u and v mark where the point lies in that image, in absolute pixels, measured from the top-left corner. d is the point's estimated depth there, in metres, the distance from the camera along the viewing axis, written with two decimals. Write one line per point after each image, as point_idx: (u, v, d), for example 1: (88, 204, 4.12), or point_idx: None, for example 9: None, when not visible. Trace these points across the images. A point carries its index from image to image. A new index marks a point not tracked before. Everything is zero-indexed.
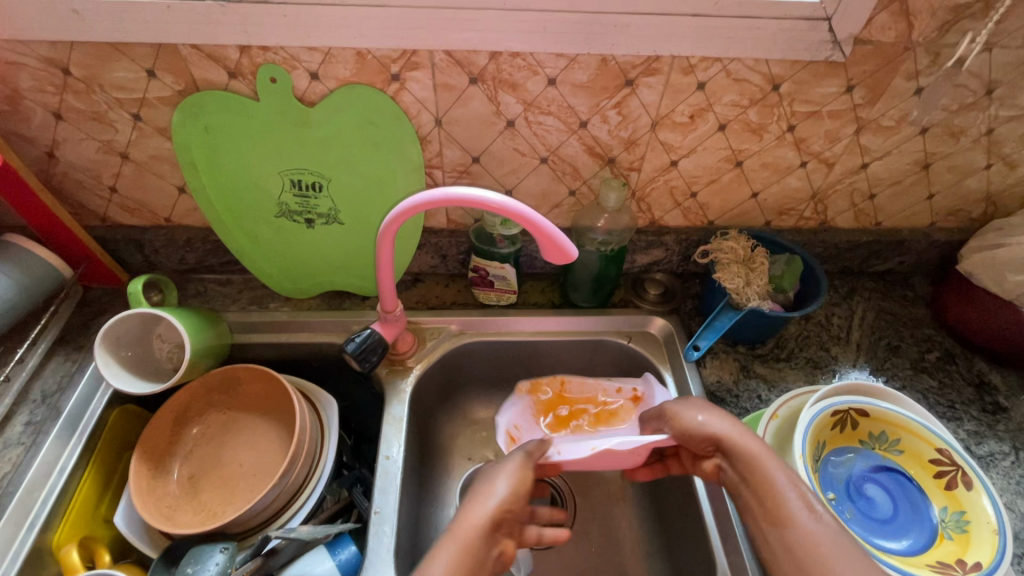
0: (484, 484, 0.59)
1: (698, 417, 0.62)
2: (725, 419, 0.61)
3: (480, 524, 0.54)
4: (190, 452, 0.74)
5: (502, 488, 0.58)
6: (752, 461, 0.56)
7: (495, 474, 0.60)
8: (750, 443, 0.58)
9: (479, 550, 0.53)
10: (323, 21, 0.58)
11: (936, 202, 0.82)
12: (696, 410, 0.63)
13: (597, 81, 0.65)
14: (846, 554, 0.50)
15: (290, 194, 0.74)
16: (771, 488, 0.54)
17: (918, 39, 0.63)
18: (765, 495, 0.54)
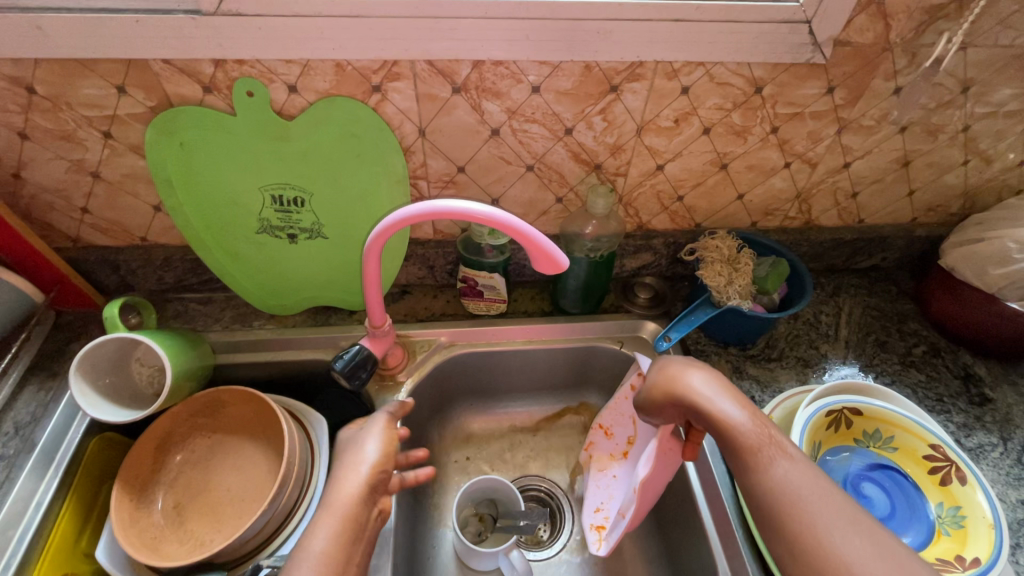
0: (354, 447, 0.58)
1: (655, 381, 0.60)
2: (680, 372, 0.59)
3: (358, 490, 0.54)
4: (175, 479, 0.72)
5: (371, 452, 0.58)
6: (713, 414, 0.55)
7: (364, 435, 0.60)
8: (708, 392, 0.56)
9: (359, 516, 0.53)
10: (300, 33, 0.56)
11: (916, 198, 0.83)
12: (653, 375, 0.61)
13: (581, 88, 0.64)
14: (819, 491, 0.49)
15: (271, 209, 0.72)
16: (738, 442, 0.53)
17: (895, 40, 0.63)
18: (734, 447, 0.53)
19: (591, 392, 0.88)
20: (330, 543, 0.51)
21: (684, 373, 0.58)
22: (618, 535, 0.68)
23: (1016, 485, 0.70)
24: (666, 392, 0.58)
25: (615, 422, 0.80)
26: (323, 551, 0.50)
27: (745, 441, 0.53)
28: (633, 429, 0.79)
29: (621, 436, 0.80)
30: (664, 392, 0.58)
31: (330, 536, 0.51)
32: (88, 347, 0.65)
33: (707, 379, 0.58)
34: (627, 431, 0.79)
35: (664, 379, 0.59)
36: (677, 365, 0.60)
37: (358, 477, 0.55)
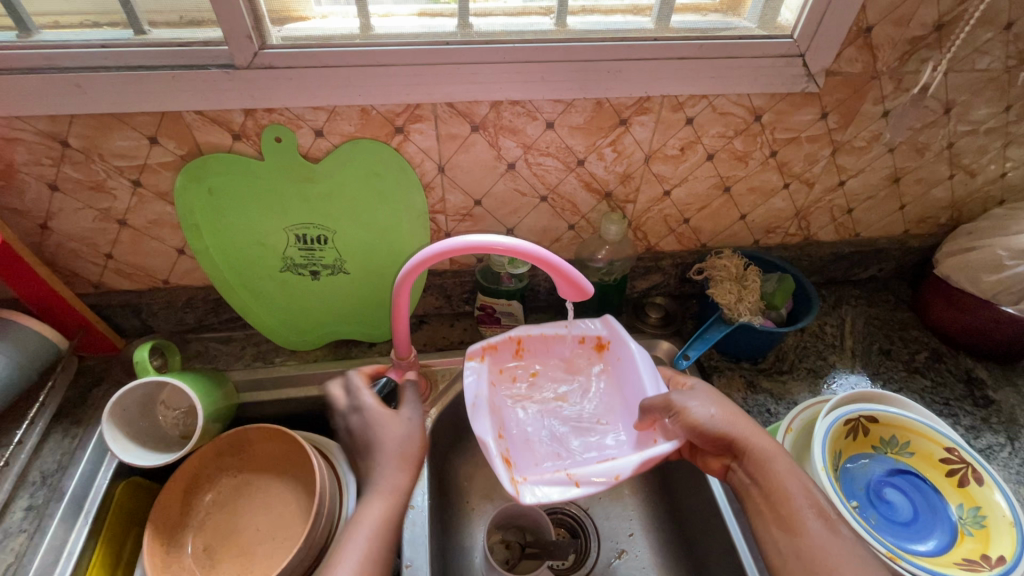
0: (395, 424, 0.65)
1: (710, 412, 0.61)
2: (741, 418, 0.62)
3: (405, 466, 0.61)
4: (203, 521, 0.71)
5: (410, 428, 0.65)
6: (766, 463, 0.59)
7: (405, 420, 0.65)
8: (762, 444, 0.60)
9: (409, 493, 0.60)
10: (327, 83, 0.59)
11: (907, 212, 0.87)
12: (708, 405, 0.62)
13: (593, 122, 0.68)
14: (855, 555, 0.52)
15: (294, 248, 0.74)
16: (785, 494, 0.57)
17: (882, 68, 0.68)
18: (779, 499, 0.57)
19: None
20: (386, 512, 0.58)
21: (742, 420, 0.62)
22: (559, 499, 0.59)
23: None
24: (718, 426, 0.61)
25: (533, 352, 0.73)
26: (380, 519, 0.57)
27: (792, 498, 0.56)
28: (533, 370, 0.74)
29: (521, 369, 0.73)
30: (715, 424, 0.61)
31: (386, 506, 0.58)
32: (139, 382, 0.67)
33: (758, 433, 0.61)
34: (529, 365, 0.74)
35: (715, 413, 0.61)
36: (734, 412, 0.63)
37: (409, 454, 0.62)
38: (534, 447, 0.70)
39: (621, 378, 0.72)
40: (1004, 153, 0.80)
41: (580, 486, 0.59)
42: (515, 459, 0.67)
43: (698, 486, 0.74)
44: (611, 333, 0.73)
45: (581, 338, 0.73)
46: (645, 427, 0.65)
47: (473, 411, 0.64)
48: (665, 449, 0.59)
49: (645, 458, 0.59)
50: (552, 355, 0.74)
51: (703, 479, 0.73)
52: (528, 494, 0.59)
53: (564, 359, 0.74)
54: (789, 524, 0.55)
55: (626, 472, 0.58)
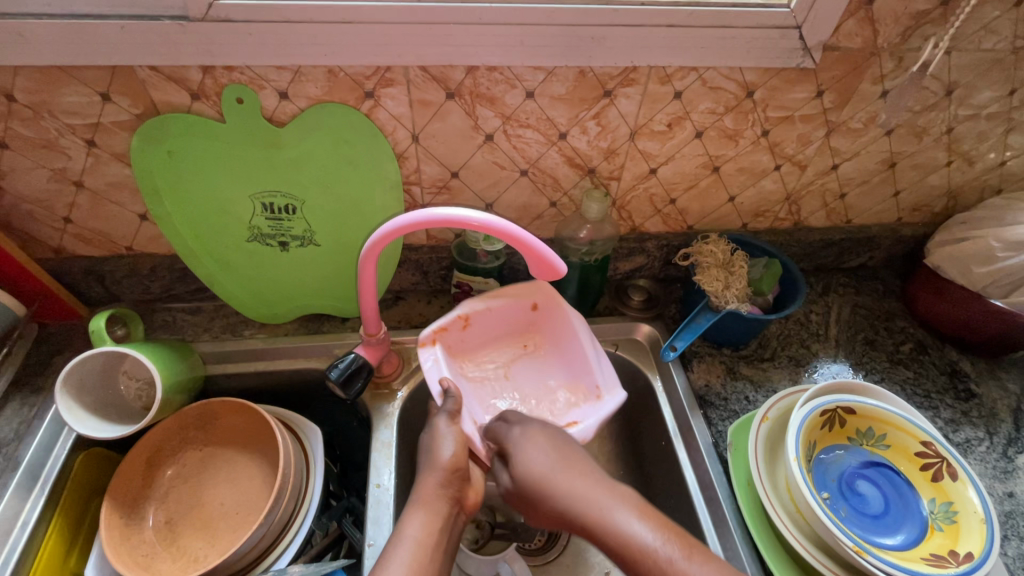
0: (429, 451, 0.61)
1: (522, 465, 0.58)
2: (554, 472, 0.56)
3: (441, 485, 0.59)
4: (166, 494, 0.70)
5: (447, 453, 0.61)
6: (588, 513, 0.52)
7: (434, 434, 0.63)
8: (584, 489, 0.54)
9: (447, 503, 0.58)
10: (290, 39, 0.55)
11: (901, 198, 0.85)
12: (523, 455, 0.59)
13: (576, 93, 0.64)
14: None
15: (262, 217, 0.71)
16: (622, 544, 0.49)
17: (883, 44, 0.64)
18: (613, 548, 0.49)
19: None
20: (424, 527, 0.55)
21: (570, 478, 0.56)
22: None
23: (1002, 478, 0.71)
24: (542, 492, 0.56)
25: (474, 325, 0.74)
26: (416, 537, 0.54)
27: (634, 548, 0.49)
28: (483, 341, 0.75)
29: (472, 344, 0.75)
30: (541, 487, 0.56)
31: (424, 523, 0.55)
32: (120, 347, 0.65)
33: (569, 483, 0.55)
34: (467, 335, 0.74)
35: (535, 466, 0.57)
36: (563, 454, 0.58)
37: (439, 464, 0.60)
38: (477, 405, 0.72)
39: (554, 334, 0.76)
40: (1004, 140, 0.78)
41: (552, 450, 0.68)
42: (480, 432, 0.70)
43: (672, 472, 0.73)
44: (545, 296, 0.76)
45: (519, 304, 0.75)
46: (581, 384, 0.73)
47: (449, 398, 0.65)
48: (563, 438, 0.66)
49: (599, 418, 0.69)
50: (497, 324, 0.75)
51: (678, 466, 0.72)
52: None
53: (505, 325, 0.76)
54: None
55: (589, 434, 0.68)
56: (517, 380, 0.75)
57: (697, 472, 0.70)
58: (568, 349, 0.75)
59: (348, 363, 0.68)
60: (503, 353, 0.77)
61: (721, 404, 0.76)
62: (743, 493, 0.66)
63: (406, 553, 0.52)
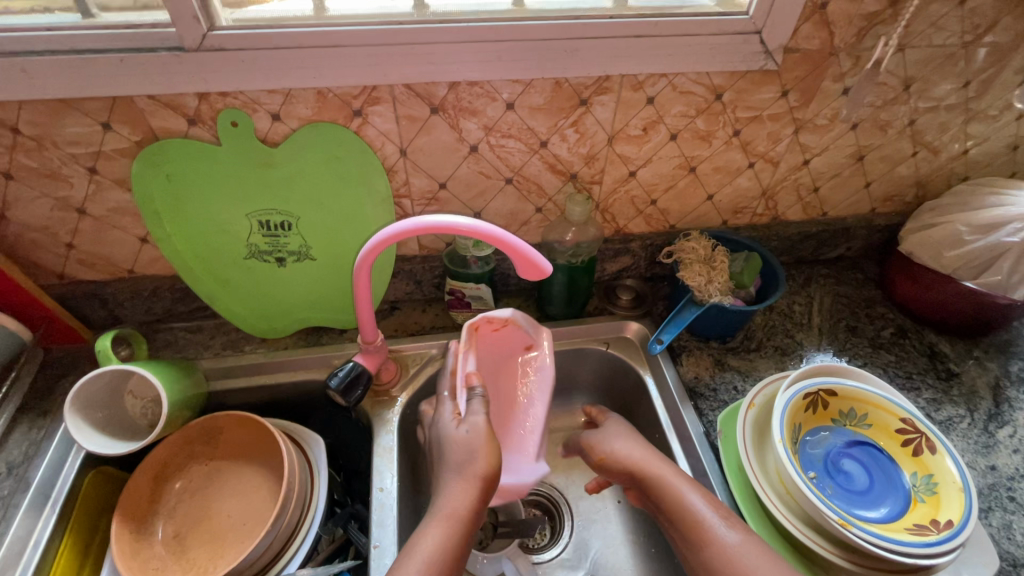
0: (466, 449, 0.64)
1: (614, 447, 0.69)
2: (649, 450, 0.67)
3: (473, 500, 0.59)
4: (174, 508, 0.72)
5: (485, 463, 0.61)
6: (670, 489, 0.62)
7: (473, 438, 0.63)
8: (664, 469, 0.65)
9: (469, 523, 0.59)
10: (280, 65, 0.59)
11: (873, 189, 0.89)
12: (613, 440, 0.70)
13: (553, 102, 0.68)
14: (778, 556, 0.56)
15: (258, 234, 0.73)
16: (683, 512, 0.60)
17: (839, 45, 0.68)
18: (684, 521, 0.60)
19: (582, 394, 0.91)
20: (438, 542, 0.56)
21: (665, 465, 0.65)
22: None
23: (984, 452, 0.73)
24: (635, 470, 0.66)
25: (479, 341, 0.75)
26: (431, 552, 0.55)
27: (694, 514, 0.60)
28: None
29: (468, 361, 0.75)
30: (625, 460, 0.67)
31: (438, 538, 0.56)
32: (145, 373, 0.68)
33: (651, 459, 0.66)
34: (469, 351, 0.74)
35: (623, 445, 0.68)
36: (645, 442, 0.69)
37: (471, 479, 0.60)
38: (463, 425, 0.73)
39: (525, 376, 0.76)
40: (964, 130, 0.82)
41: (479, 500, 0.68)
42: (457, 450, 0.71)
43: None
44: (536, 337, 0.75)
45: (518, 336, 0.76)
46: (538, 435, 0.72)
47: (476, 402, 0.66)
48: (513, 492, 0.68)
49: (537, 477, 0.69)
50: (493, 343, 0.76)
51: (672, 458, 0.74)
52: None
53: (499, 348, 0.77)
54: (694, 542, 0.58)
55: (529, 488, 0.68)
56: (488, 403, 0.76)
57: (690, 463, 0.72)
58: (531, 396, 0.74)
59: (347, 371, 0.70)
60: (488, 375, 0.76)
61: (711, 395, 0.79)
62: (734, 478, 0.68)
63: (415, 568, 0.54)
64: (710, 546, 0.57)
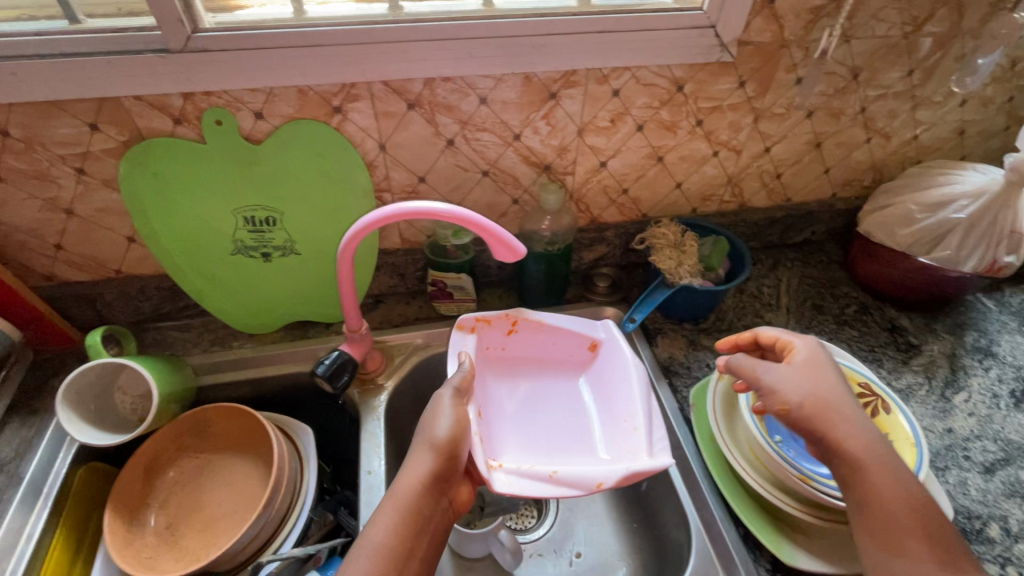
0: (424, 430, 0.64)
1: (796, 401, 0.60)
2: (834, 412, 0.59)
3: (424, 478, 0.59)
4: (166, 500, 0.73)
5: (441, 431, 0.63)
6: (866, 471, 0.56)
7: (432, 415, 0.65)
8: (862, 439, 0.58)
9: (422, 509, 0.58)
10: (261, 65, 0.62)
11: (832, 175, 0.94)
12: (796, 393, 0.60)
13: (524, 96, 0.71)
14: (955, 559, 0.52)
15: (244, 231, 0.76)
16: (878, 494, 0.55)
17: (790, 37, 0.73)
18: (866, 509, 0.55)
19: None
20: (388, 533, 0.56)
21: (867, 435, 0.58)
22: (525, 492, 0.65)
23: (941, 417, 0.78)
24: (829, 430, 0.58)
25: (524, 336, 0.81)
26: (378, 544, 0.55)
27: (887, 499, 0.54)
28: (529, 354, 0.82)
29: (515, 352, 0.81)
30: (818, 418, 0.59)
31: (389, 528, 0.57)
32: (151, 382, 0.70)
33: (852, 424, 0.59)
34: (517, 347, 0.81)
35: (803, 400, 0.60)
36: (839, 397, 0.60)
37: (425, 465, 0.60)
38: (511, 418, 0.76)
39: (604, 378, 0.78)
40: (913, 116, 0.87)
41: (510, 486, 0.65)
42: (491, 433, 0.72)
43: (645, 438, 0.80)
44: (607, 336, 0.80)
45: (578, 338, 0.81)
46: (626, 433, 0.71)
47: (458, 372, 0.70)
48: (572, 488, 0.65)
49: (631, 472, 0.64)
50: (549, 344, 0.82)
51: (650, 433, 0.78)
52: (501, 482, 0.65)
53: (560, 350, 0.82)
54: (882, 527, 0.54)
55: (608, 482, 0.64)
56: (554, 402, 0.79)
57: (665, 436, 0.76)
58: (616, 395, 0.76)
59: (333, 359, 0.72)
60: (546, 377, 0.81)
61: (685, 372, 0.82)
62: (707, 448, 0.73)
63: (366, 558, 0.54)
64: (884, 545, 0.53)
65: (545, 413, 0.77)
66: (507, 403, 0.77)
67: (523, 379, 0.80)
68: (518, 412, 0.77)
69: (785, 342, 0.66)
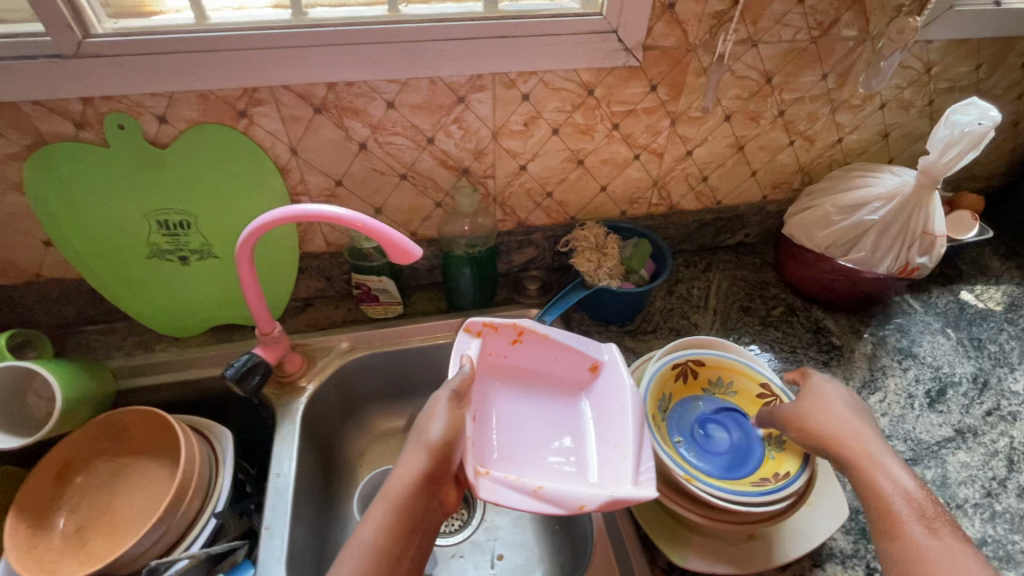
0: (419, 430, 0.61)
1: (807, 421, 0.64)
2: (841, 427, 0.62)
3: (417, 476, 0.57)
4: (78, 503, 0.73)
5: (436, 432, 0.60)
6: (866, 474, 0.59)
7: (428, 415, 0.62)
8: (871, 450, 0.60)
9: (415, 508, 0.57)
10: (157, 70, 0.62)
11: (760, 177, 0.94)
12: (805, 414, 0.64)
13: (432, 101, 0.72)
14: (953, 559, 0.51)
15: (159, 234, 0.76)
16: (882, 498, 0.57)
17: (696, 42, 0.74)
18: (880, 508, 0.56)
19: None
20: (380, 533, 0.55)
21: (872, 446, 0.61)
22: (505, 501, 0.59)
23: None
24: (836, 445, 0.61)
25: (529, 347, 0.75)
26: (370, 543, 0.54)
27: (891, 503, 0.56)
28: (531, 368, 0.76)
29: (514, 364, 0.75)
30: (824, 433, 0.62)
31: (381, 528, 0.55)
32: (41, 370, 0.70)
33: (859, 438, 0.61)
34: (520, 359, 0.75)
35: (817, 419, 0.63)
36: (849, 416, 0.64)
37: (418, 465, 0.58)
38: (506, 430, 0.71)
39: (605, 401, 0.71)
40: (833, 119, 0.88)
41: (492, 493, 0.60)
42: (482, 441, 0.67)
43: None
44: (609, 358, 0.73)
45: (581, 356, 0.74)
46: (618, 459, 0.64)
47: (457, 375, 0.66)
48: (553, 507, 0.59)
49: (615, 499, 0.58)
50: (552, 358, 0.75)
51: None
52: (486, 487, 0.60)
53: (563, 368, 0.75)
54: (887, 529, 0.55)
55: (591, 506, 0.58)
56: (547, 422, 0.72)
57: None
58: (613, 420, 0.68)
59: (243, 362, 0.73)
60: (545, 395, 0.74)
61: None
62: None
63: (356, 557, 0.53)
64: (899, 540, 0.54)
65: (538, 433, 0.71)
66: (499, 415, 0.72)
67: (522, 393, 0.74)
68: (514, 427, 0.71)
69: (798, 378, 0.70)
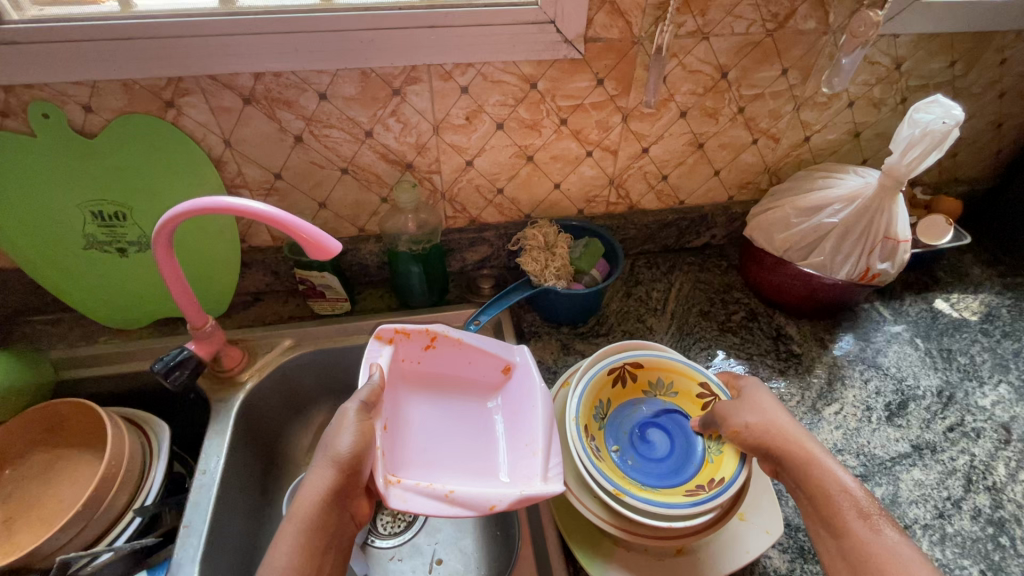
0: (325, 446, 0.58)
1: (747, 421, 0.61)
2: (782, 424, 0.61)
3: (327, 491, 0.55)
4: (9, 494, 0.73)
5: (345, 445, 0.58)
6: (811, 468, 0.57)
7: (337, 426, 0.60)
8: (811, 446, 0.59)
9: (324, 526, 0.54)
10: (76, 58, 0.61)
11: (723, 177, 0.91)
12: (744, 415, 0.62)
13: (366, 92, 0.70)
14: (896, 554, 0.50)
15: (94, 225, 0.76)
16: (826, 494, 0.55)
17: (641, 34, 0.71)
18: (821, 505, 0.55)
19: None
20: (293, 556, 0.51)
21: (812, 442, 0.59)
22: (417, 509, 0.58)
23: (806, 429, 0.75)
24: (777, 444, 0.59)
25: (443, 352, 0.75)
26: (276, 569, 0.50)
27: (834, 499, 0.55)
28: (444, 372, 0.76)
29: (428, 368, 0.75)
30: (766, 432, 0.60)
31: (291, 550, 0.52)
32: None
33: (800, 433, 0.60)
34: (434, 362, 0.75)
35: (757, 418, 0.61)
36: (786, 414, 0.62)
37: (326, 480, 0.55)
38: (417, 436, 0.69)
39: (516, 402, 0.72)
40: (798, 117, 0.84)
41: (405, 501, 0.58)
42: (393, 447, 0.66)
43: None
44: (522, 360, 0.74)
45: (493, 358, 0.74)
46: (528, 458, 0.65)
47: (367, 385, 0.65)
48: (464, 508, 0.58)
49: (524, 497, 0.58)
50: (463, 362, 0.75)
51: None
52: (398, 498, 0.58)
53: (475, 370, 0.76)
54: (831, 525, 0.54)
55: (501, 505, 0.57)
56: (460, 425, 0.72)
57: None
58: (523, 421, 0.69)
59: (173, 356, 0.71)
60: (457, 399, 0.75)
61: (549, 377, 0.80)
62: None
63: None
64: (843, 537, 0.52)
65: (450, 436, 0.71)
66: (411, 420, 0.71)
67: (434, 397, 0.74)
68: (426, 432, 0.70)
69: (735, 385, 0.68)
